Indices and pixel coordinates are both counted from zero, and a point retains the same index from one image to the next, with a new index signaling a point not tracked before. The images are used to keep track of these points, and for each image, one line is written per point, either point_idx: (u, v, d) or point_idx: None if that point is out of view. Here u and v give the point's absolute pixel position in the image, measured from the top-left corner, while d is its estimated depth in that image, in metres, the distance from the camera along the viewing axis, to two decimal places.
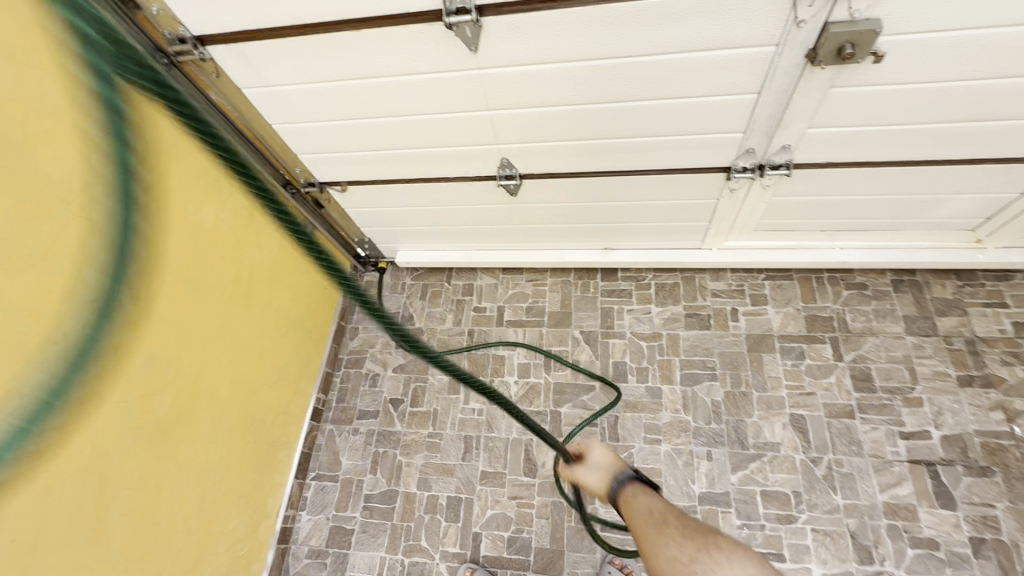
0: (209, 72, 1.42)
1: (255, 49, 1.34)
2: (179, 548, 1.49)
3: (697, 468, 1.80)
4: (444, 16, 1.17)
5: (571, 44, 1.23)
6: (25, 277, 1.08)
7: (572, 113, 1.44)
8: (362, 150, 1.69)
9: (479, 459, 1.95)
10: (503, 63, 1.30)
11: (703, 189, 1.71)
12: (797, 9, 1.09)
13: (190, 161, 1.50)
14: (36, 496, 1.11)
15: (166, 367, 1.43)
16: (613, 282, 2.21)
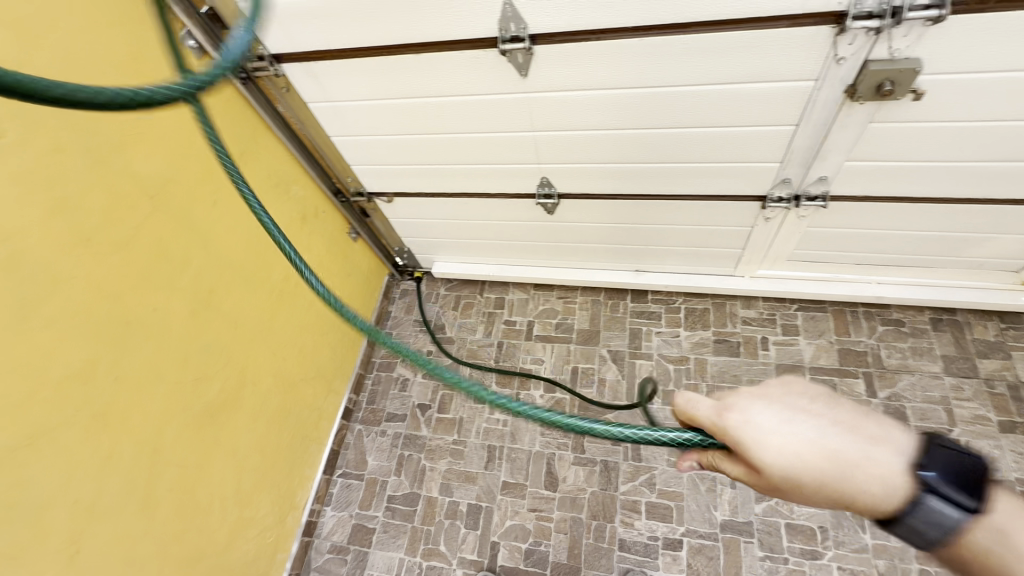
0: (281, 87, 1.55)
1: (325, 67, 1.46)
2: (215, 530, 1.54)
3: (720, 495, 1.78)
4: (500, 43, 1.27)
5: (616, 73, 1.31)
6: (110, 259, 1.18)
7: (612, 137, 1.51)
8: (411, 164, 1.80)
9: (501, 469, 1.98)
10: (551, 88, 1.39)
11: (737, 216, 1.74)
12: (836, 47, 1.14)
13: (256, 166, 1.63)
14: (100, 464, 1.18)
15: (218, 354, 1.51)
16: (643, 304, 2.23)
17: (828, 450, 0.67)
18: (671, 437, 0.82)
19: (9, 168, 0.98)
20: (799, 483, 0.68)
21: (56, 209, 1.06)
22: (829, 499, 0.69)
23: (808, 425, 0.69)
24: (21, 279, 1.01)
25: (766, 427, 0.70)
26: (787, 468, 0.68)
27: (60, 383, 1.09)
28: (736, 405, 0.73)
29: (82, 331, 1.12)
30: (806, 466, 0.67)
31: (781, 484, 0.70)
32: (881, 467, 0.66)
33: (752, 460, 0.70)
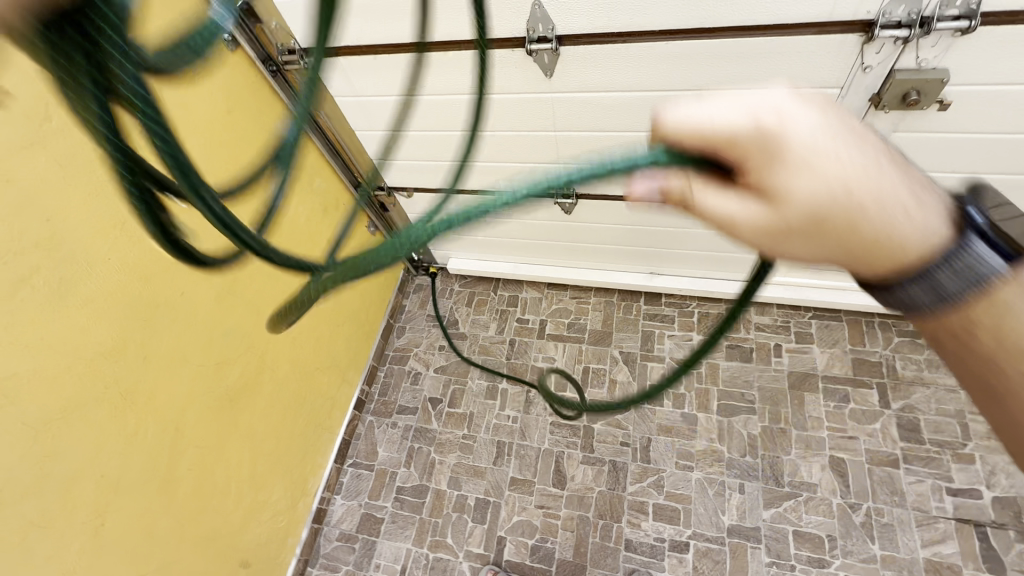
0: (309, 80, 1.60)
1: (354, 63, 1.54)
2: (230, 511, 1.57)
3: (729, 499, 1.79)
4: (527, 43, 1.30)
5: (640, 75, 1.32)
6: (143, 243, 1.21)
7: (634, 139, 1.53)
8: (433, 160, 1.85)
9: (509, 465, 2.00)
10: (575, 89, 1.40)
11: None
12: (864, 55, 1.15)
13: None
14: (125, 440, 1.21)
15: (240, 339, 1.54)
16: (656, 307, 2.24)
17: (867, 187, 0.51)
18: (616, 157, 0.55)
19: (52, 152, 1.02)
20: (818, 228, 0.53)
21: (93, 191, 1.10)
22: (840, 249, 0.54)
23: (851, 153, 0.51)
24: (60, 259, 1.05)
25: (809, 150, 0.50)
26: (816, 188, 0.50)
27: (91, 360, 1.12)
28: (779, 111, 0.50)
29: (113, 310, 1.16)
30: (842, 190, 0.51)
31: (799, 217, 0.52)
32: (914, 221, 0.53)
33: (773, 182, 0.52)
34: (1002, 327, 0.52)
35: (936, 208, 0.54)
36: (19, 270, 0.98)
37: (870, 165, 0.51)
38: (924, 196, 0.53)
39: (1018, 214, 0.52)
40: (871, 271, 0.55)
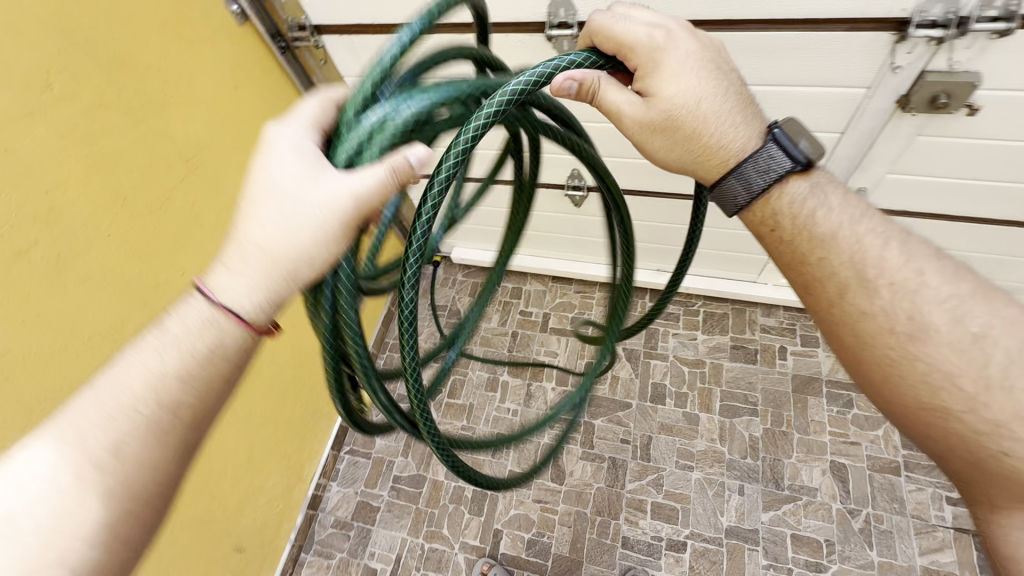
0: (319, 59, 1.54)
1: (365, 41, 1.46)
2: (226, 495, 1.55)
3: (728, 500, 1.78)
4: (546, 28, 1.25)
5: None
6: (144, 220, 1.18)
7: None
8: None
9: (508, 458, 1.98)
10: None
11: None
12: (894, 55, 1.12)
13: None
14: None
15: None
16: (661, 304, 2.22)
17: (705, 100, 0.82)
18: (561, 54, 0.78)
19: (53, 121, 0.98)
20: (670, 118, 0.84)
21: (95, 165, 1.06)
22: (685, 139, 0.85)
23: (703, 76, 0.83)
24: (60, 233, 1.01)
25: (678, 63, 0.83)
26: (677, 94, 0.82)
27: (89, 339, 1.09)
28: (670, 41, 0.83)
29: (113, 289, 1.13)
30: (692, 98, 0.82)
31: (663, 110, 0.84)
32: (736, 129, 0.83)
33: (654, 80, 0.83)
34: (793, 217, 0.81)
35: (754, 125, 0.85)
36: (16, 243, 0.95)
37: (714, 87, 0.84)
38: (751, 118, 0.85)
39: (815, 143, 0.80)
40: (702, 172, 0.88)
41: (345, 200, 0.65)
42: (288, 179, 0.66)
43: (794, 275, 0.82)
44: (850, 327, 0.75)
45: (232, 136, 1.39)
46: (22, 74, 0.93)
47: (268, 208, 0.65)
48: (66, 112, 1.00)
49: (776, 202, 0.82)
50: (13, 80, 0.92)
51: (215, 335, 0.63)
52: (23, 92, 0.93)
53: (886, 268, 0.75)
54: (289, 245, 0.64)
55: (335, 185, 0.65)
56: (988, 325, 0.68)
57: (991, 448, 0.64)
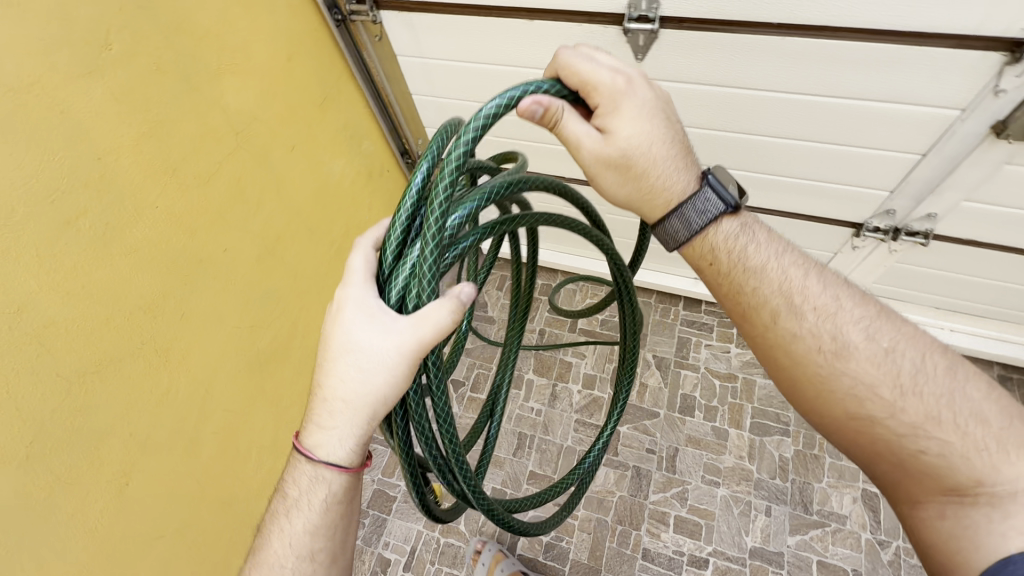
0: (374, 35, 1.47)
1: (425, 20, 1.37)
2: (251, 477, 1.52)
3: (754, 520, 1.74)
4: (624, 21, 1.18)
5: (739, 70, 1.22)
6: (191, 194, 1.13)
7: (714, 138, 1.43)
8: None
9: (529, 458, 1.95)
10: (665, 77, 1.29)
11: (823, 240, 1.65)
12: (1000, 78, 1.04)
13: (335, 115, 1.55)
14: (155, 399, 1.15)
15: (276, 303, 1.47)
16: (694, 313, 2.16)
17: (652, 146, 0.83)
18: (526, 82, 0.79)
19: (110, 83, 0.92)
20: (623, 158, 0.83)
21: (148, 132, 1.01)
22: (633, 182, 0.86)
23: (654, 124, 0.83)
24: (108, 202, 0.96)
25: (637, 105, 0.82)
26: (633, 137, 0.82)
27: (130, 313, 1.05)
28: (627, 86, 0.82)
29: (156, 263, 1.08)
30: (647, 142, 0.83)
31: (618, 151, 0.83)
32: (679, 177, 0.85)
33: (611, 122, 0.83)
34: (729, 251, 0.85)
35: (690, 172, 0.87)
36: (66, 210, 0.90)
37: (662, 133, 0.84)
38: (690, 165, 0.86)
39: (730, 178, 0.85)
40: (647, 209, 0.89)
41: (408, 338, 0.72)
42: (366, 337, 0.73)
43: (732, 304, 0.86)
44: (782, 349, 0.80)
45: (281, 110, 1.33)
46: (83, 30, 0.87)
47: (344, 366, 0.75)
48: (123, 74, 0.94)
49: (711, 238, 0.86)
50: (74, 35, 0.86)
51: (326, 488, 0.77)
52: (83, 49, 0.87)
53: (808, 293, 0.80)
54: (366, 390, 0.74)
55: (399, 327, 0.73)
56: (895, 340, 0.76)
57: (908, 444, 0.70)
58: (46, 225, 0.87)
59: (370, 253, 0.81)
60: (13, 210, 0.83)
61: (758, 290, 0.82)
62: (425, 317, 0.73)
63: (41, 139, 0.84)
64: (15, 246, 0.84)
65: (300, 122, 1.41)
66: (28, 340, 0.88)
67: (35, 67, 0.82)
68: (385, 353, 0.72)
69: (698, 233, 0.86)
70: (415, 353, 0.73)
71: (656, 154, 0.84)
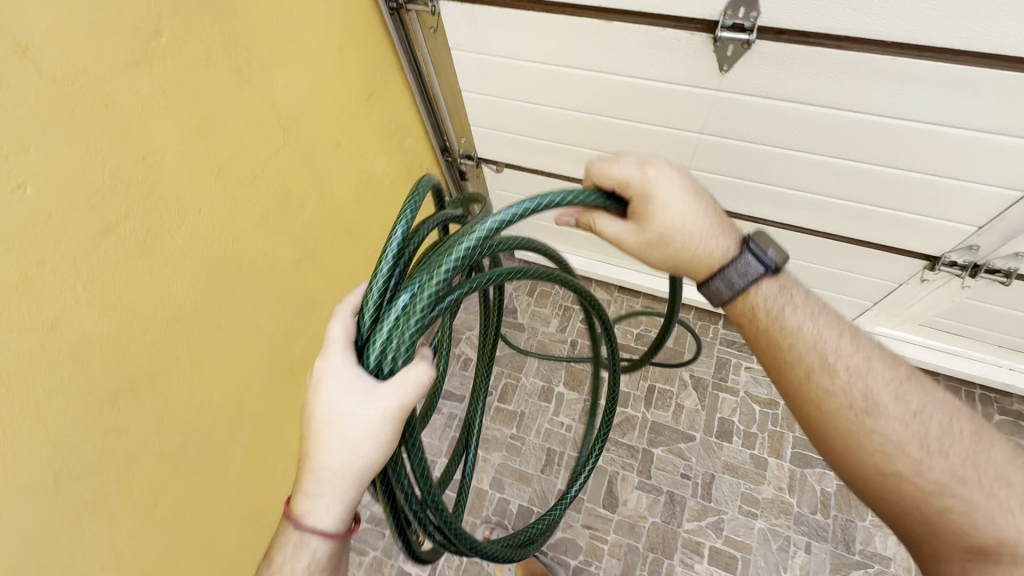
0: (429, 26, 1.34)
1: (488, 14, 1.26)
2: (276, 488, 1.46)
3: (793, 557, 1.67)
4: (716, 29, 1.07)
5: (836, 90, 1.11)
6: (235, 195, 1.04)
7: (790, 159, 1.33)
8: (546, 141, 1.58)
9: (558, 476, 1.88)
10: (750, 91, 1.18)
11: (890, 270, 1.56)
12: None
13: (380, 110, 1.44)
14: (188, 413, 1.08)
15: (312, 309, 1.39)
16: (735, 333, 2.07)
17: (684, 226, 0.84)
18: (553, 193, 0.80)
19: (159, 74, 0.83)
20: (660, 242, 0.85)
21: (195, 129, 0.91)
22: (676, 257, 0.86)
23: (687, 204, 0.83)
24: (152, 205, 0.87)
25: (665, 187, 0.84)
26: (673, 220, 0.83)
27: (167, 325, 0.97)
28: (651, 172, 0.84)
29: (196, 270, 1.00)
30: (685, 225, 0.84)
31: (658, 232, 0.84)
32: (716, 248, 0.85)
33: (643, 209, 0.84)
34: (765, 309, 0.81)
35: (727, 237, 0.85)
36: (108, 215, 0.81)
37: (695, 211, 0.84)
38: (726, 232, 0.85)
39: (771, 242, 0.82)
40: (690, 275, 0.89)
41: (389, 402, 0.72)
42: (347, 405, 0.72)
43: (767, 361, 0.81)
44: (815, 405, 0.75)
45: (329, 105, 1.23)
46: (134, 13, 0.77)
47: (332, 439, 0.71)
48: (173, 64, 0.84)
49: (752, 299, 0.82)
50: (123, 19, 0.76)
51: (309, 556, 0.72)
52: (133, 36, 0.77)
53: (841, 353, 0.75)
54: (353, 459, 0.72)
55: (380, 393, 0.73)
56: (923, 402, 0.71)
57: (934, 504, 0.65)
58: (86, 233, 0.78)
59: (348, 318, 0.80)
60: (52, 216, 0.74)
61: (794, 346, 0.77)
62: (403, 379, 0.74)
63: (84, 136, 0.75)
64: (52, 256, 0.75)
65: (347, 118, 1.31)
66: (61, 357, 0.80)
67: (82, 55, 0.72)
68: (367, 420, 0.71)
69: (739, 295, 0.83)
70: (399, 416, 0.73)
71: (696, 232, 0.84)
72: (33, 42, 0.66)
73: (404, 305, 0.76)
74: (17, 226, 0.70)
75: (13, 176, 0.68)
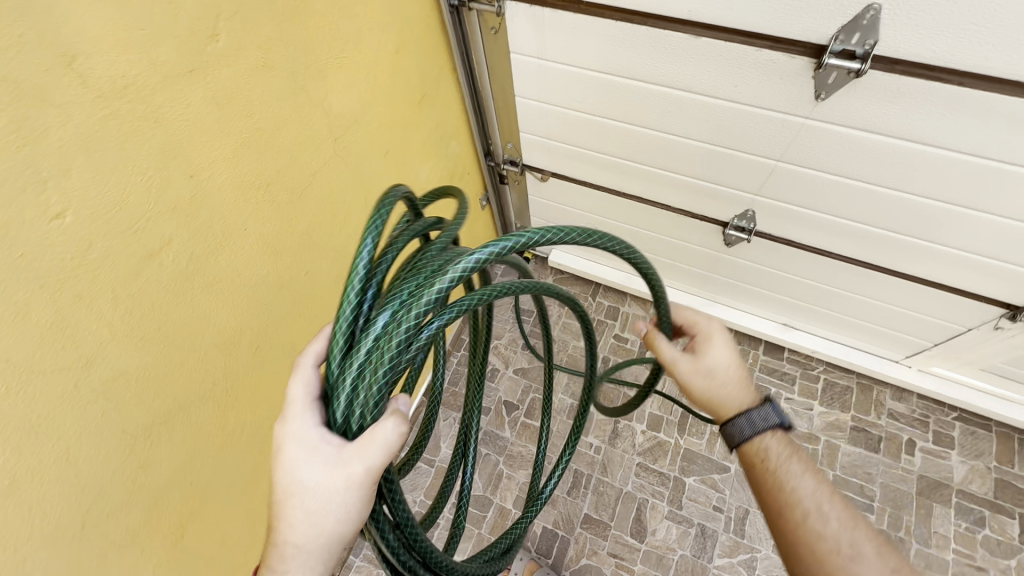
0: (490, 26, 1.23)
1: (559, 19, 1.14)
2: None
3: None
4: (824, 54, 0.95)
5: (946, 129, 1.00)
6: (281, 212, 0.95)
7: (874, 195, 1.22)
8: (601, 153, 1.48)
9: (584, 500, 1.82)
10: (847, 122, 1.07)
11: (961, 314, 1.46)
12: None
13: (429, 114, 1.34)
14: (221, 442, 1.00)
15: None
16: (775, 361, 1.98)
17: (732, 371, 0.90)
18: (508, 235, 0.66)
19: (211, 84, 0.73)
20: (708, 377, 0.90)
21: (246, 143, 0.82)
22: (715, 392, 0.89)
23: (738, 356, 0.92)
24: (196, 228, 0.79)
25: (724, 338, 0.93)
26: (726, 360, 0.90)
27: (205, 353, 0.89)
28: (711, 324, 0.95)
29: (238, 294, 0.92)
30: (735, 370, 0.90)
31: (710, 365, 0.90)
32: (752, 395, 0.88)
33: (702, 346, 0.92)
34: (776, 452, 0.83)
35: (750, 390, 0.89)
36: (150, 241, 0.72)
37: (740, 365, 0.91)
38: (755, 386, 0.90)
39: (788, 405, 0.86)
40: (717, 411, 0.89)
41: (355, 467, 0.62)
42: (310, 476, 0.62)
43: (767, 498, 0.81)
44: (807, 546, 0.75)
45: (380, 112, 1.13)
46: (189, 15, 0.67)
47: (294, 510, 0.63)
48: (227, 72, 0.75)
49: (766, 444, 0.83)
50: (177, 24, 0.66)
51: None
52: (187, 42, 0.68)
53: (836, 506, 0.77)
54: (318, 531, 0.63)
55: (343, 457, 0.62)
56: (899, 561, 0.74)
57: None
58: (127, 262, 0.70)
59: (312, 371, 0.70)
60: (91, 246, 0.65)
61: (794, 490, 0.78)
62: (371, 439, 0.62)
63: (129, 157, 0.66)
64: (90, 290, 0.67)
65: (397, 124, 1.21)
66: (95, 397, 0.73)
67: (133, 66, 0.62)
68: (328, 486, 0.62)
69: (755, 436, 0.84)
70: (369, 480, 0.63)
71: (740, 381, 0.89)
72: (78, 54, 0.57)
73: (368, 351, 0.64)
74: (54, 260, 0.62)
75: (52, 205, 0.59)
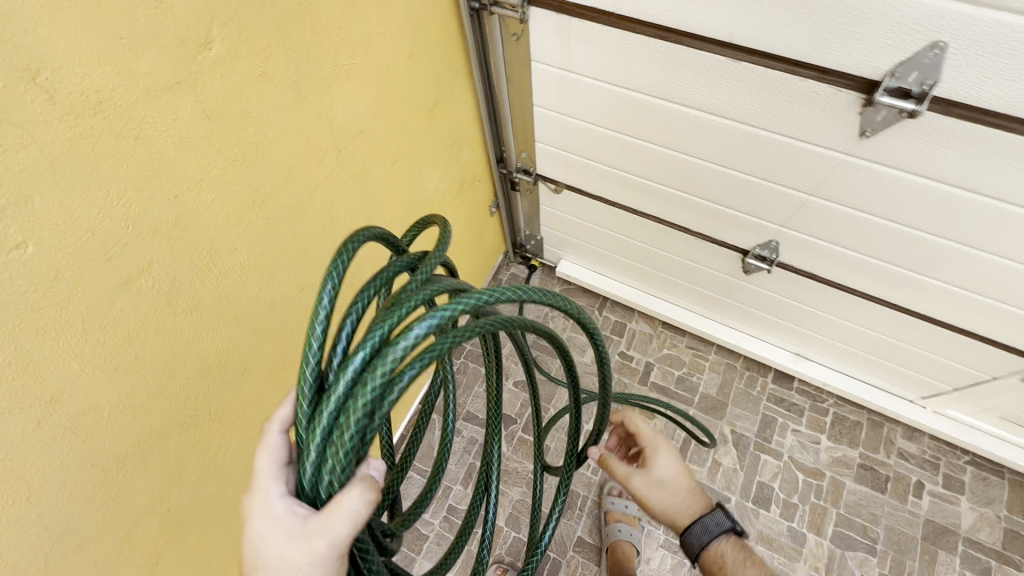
0: (511, 32, 1.15)
1: (586, 30, 1.06)
2: None
3: None
4: (877, 91, 0.86)
5: (1000, 179, 0.92)
6: (277, 230, 0.88)
7: (910, 238, 1.14)
8: (620, 170, 1.40)
9: (578, 522, 1.77)
10: (891, 162, 0.99)
11: (987, 362, 1.39)
12: None
13: (441, 122, 1.26)
14: (203, 467, 0.95)
15: None
16: (784, 390, 1.92)
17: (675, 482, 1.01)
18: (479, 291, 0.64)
19: (202, 97, 0.66)
20: (661, 493, 1.00)
21: (240, 159, 0.75)
22: (664, 505, 1.00)
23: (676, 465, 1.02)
24: (181, 251, 0.72)
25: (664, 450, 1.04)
26: (671, 472, 1.01)
27: (187, 379, 0.83)
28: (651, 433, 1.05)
29: (226, 316, 0.85)
30: (679, 480, 1.01)
31: (660, 481, 1.00)
32: (697, 502, 0.99)
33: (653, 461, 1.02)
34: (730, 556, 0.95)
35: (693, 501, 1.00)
36: (127, 267, 0.66)
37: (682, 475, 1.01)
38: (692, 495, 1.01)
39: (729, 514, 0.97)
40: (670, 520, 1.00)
41: (318, 542, 0.56)
42: (274, 550, 0.57)
43: None
44: None
45: (389, 121, 1.06)
46: (179, 21, 0.60)
47: None
48: (221, 83, 0.68)
49: (719, 551, 0.95)
50: (164, 30, 0.59)
51: None
52: (174, 51, 0.60)
53: None
54: None
55: (307, 530, 0.56)
56: None
57: None
58: (100, 290, 0.64)
59: (278, 439, 0.65)
60: (58, 277, 0.59)
61: None
62: (335, 510, 0.56)
63: (104, 179, 0.59)
64: (56, 323, 0.61)
65: (407, 132, 1.14)
66: (60, 433, 0.67)
67: (110, 79, 0.55)
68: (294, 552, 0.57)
69: (710, 545, 0.95)
70: (335, 554, 0.57)
71: (686, 489, 1.00)
72: (45, 66, 0.50)
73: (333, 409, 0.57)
74: (14, 294, 0.55)
75: (12, 234, 0.53)
